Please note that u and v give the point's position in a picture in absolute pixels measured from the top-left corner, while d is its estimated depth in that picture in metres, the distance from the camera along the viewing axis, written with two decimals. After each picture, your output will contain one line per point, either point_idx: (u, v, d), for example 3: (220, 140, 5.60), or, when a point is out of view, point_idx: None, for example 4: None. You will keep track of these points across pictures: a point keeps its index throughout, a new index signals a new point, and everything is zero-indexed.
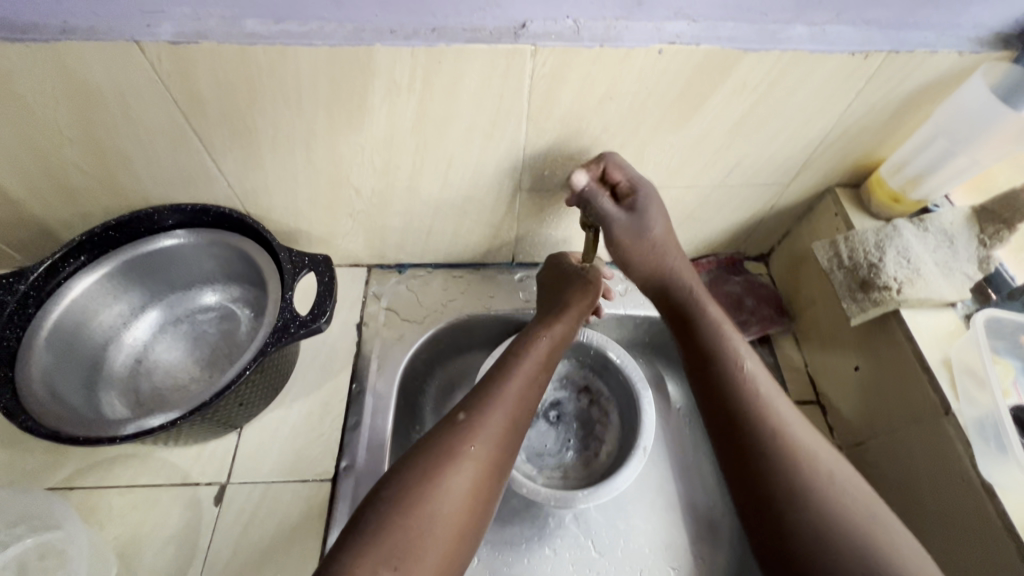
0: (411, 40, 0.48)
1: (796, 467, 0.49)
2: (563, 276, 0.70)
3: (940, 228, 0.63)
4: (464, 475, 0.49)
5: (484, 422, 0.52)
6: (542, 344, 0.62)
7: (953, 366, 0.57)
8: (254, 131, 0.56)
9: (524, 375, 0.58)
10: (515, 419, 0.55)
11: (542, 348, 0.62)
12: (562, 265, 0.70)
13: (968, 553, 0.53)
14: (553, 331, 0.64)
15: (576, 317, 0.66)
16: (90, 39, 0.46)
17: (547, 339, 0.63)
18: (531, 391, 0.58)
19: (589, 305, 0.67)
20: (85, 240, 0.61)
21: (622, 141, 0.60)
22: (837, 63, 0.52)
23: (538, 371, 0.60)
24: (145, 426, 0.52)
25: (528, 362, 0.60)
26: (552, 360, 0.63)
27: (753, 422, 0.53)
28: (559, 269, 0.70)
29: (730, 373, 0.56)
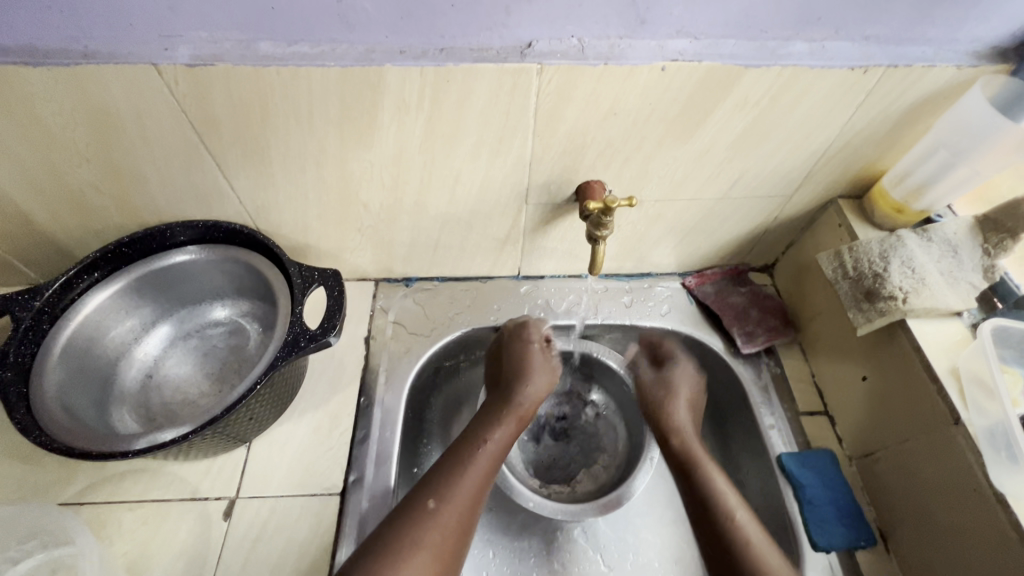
0: (420, 60, 0.50)
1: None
2: (531, 352, 0.70)
3: (944, 238, 0.63)
4: (423, 564, 0.51)
5: (451, 512, 0.54)
6: (508, 424, 0.64)
7: (962, 375, 0.57)
8: (266, 150, 0.57)
9: (484, 460, 0.60)
10: (473, 506, 0.56)
11: (506, 429, 0.63)
12: (531, 337, 0.72)
13: (984, 565, 0.52)
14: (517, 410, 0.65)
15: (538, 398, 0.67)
16: (110, 62, 0.48)
17: (511, 421, 0.64)
18: (490, 473, 0.60)
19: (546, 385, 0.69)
20: (98, 256, 0.63)
21: (627, 155, 0.61)
22: (837, 78, 0.53)
23: (500, 454, 0.62)
24: (156, 440, 0.53)
25: (494, 444, 0.61)
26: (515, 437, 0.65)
27: (747, 573, 0.52)
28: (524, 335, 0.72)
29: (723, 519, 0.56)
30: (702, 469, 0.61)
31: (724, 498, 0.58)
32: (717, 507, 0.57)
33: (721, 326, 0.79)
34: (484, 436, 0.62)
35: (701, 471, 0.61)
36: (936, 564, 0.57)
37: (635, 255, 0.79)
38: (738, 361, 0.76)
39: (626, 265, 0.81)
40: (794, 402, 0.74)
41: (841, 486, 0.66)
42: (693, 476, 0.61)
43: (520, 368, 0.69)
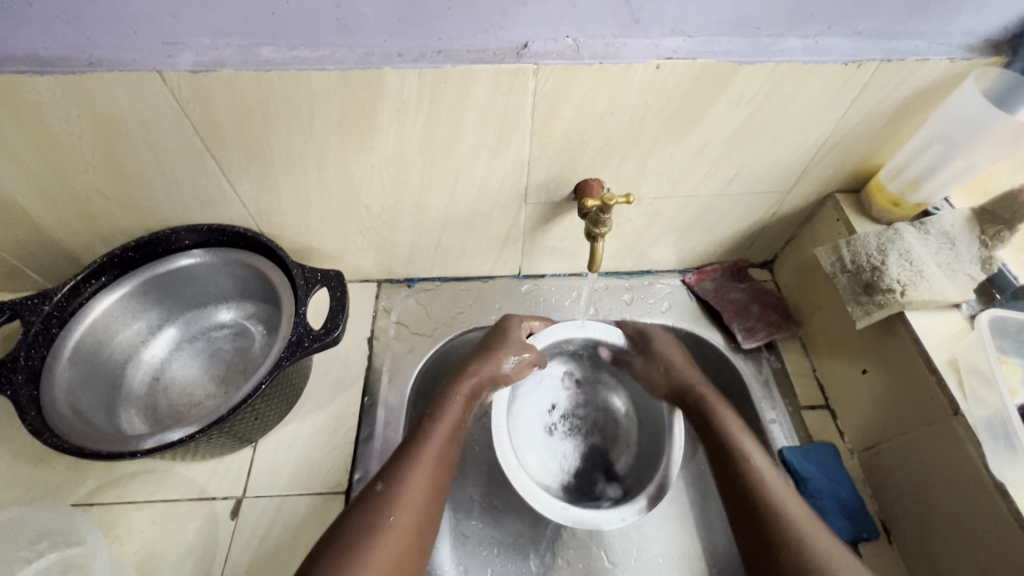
0: (418, 62, 0.50)
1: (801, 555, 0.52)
2: (505, 330, 0.71)
3: (941, 230, 0.63)
4: (388, 549, 0.51)
5: (403, 489, 0.55)
6: (456, 404, 0.64)
7: (960, 366, 0.57)
8: (268, 153, 0.58)
9: (436, 442, 0.60)
10: (431, 487, 0.57)
11: (455, 408, 0.64)
12: (508, 319, 0.73)
13: (985, 553, 0.53)
14: (462, 391, 0.65)
15: (515, 366, 0.68)
16: (114, 70, 0.49)
17: (461, 400, 0.64)
18: (445, 447, 0.60)
19: (530, 355, 0.69)
20: (106, 261, 0.64)
21: (624, 154, 0.62)
22: (830, 73, 0.54)
23: (451, 427, 0.62)
24: (165, 440, 0.54)
25: (444, 426, 0.61)
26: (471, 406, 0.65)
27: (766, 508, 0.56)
28: (507, 321, 0.73)
29: (747, 471, 0.59)
30: (721, 423, 0.64)
31: (745, 447, 0.61)
32: (737, 460, 0.61)
33: (721, 322, 0.79)
34: (434, 420, 0.62)
35: (721, 424, 0.64)
36: (940, 555, 0.57)
37: (635, 253, 0.80)
38: (739, 356, 0.77)
39: (626, 263, 0.82)
40: (796, 397, 0.74)
41: (843, 481, 0.66)
42: (714, 430, 0.64)
43: (490, 346, 0.69)
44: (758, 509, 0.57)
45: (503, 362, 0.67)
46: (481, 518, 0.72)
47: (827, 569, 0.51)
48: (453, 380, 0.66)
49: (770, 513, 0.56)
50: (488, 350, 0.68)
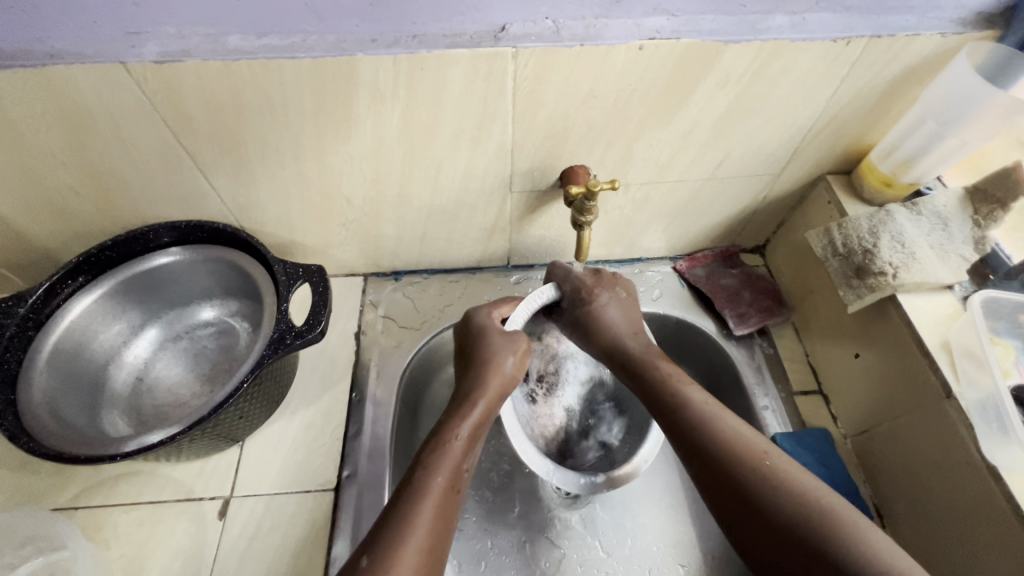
0: (392, 48, 0.49)
1: (774, 489, 0.47)
2: (487, 333, 0.63)
3: (933, 211, 0.62)
4: None
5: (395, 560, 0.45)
6: (460, 443, 0.54)
7: (953, 349, 0.57)
8: (243, 146, 0.57)
9: (435, 491, 0.50)
10: (433, 545, 0.47)
11: (461, 444, 0.54)
12: (477, 318, 0.65)
13: (978, 540, 0.52)
14: (466, 425, 0.56)
15: (519, 362, 0.60)
16: (77, 63, 0.47)
17: (466, 434, 0.55)
18: (444, 496, 0.50)
19: (523, 344, 0.61)
20: (82, 260, 0.62)
21: (608, 139, 0.60)
22: (819, 50, 0.52)
23: (454, 469, 0.52)
24: (146, 442, 0.53)
25: (444, 471, 0.52)
26: (478, 434, 0.57)
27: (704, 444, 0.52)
28: (479, 321, 0.64)
29: (687, 416, 0.54)
30: (652, 371, 0.59)
31: (682, 392, 0.56)
32: (676, 408, 0.55)
33: (713, 308, 0.78)
34: (432, 468, 0.52)
35: (656, 370, 0.59)
36: (933, 540, 0.57)
37: (624, 241, 0.78)
38: (731, 343, 0.76)
39: (616, 251, 0.81)
40: (788, 382, 0.74)
41: (836, 466, 0.66)
42: (648, 381, 0.58)
43: (482, 355, 0.61)
44: (714, 457, 0.51)
45: (504, 366, 0.59)
46: (473, 511, 0.72)
47: (779, 497, 0.47)
48: (452, 418, 0.56)
49: (727, 457, 0.50)
50: (482, 365, 0.60)
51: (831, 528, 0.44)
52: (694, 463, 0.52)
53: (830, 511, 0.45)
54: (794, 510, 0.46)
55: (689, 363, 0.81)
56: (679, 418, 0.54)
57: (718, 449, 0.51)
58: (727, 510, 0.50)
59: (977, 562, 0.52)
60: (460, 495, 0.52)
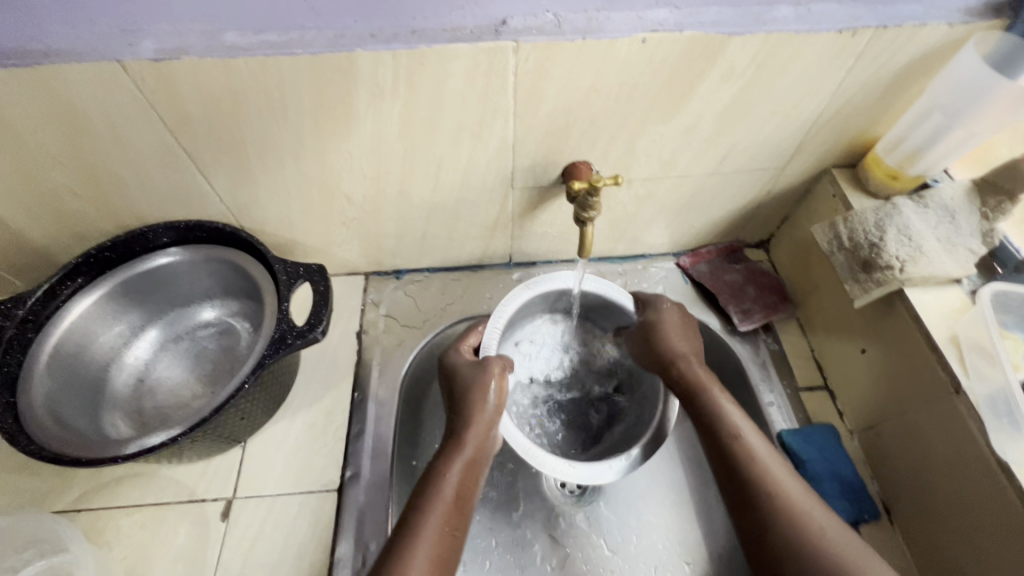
0: (392, 43, 0.48)
1: (804, 545, 0.49)
2: (460, 374, 0.61)
3: (940, 203, 0.61)
4: None
5: None
6: (449, 486, 0.54)
7: (962, 343, 0.56)
8: (242, 145, 0.56)
9: (432, 534, 0.50)
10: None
11: (453, 482, 0.54)
12: (449, 360, 0.64)
13: (989, 536, 0.51)
14: (455, 464, 0.55)
15: (501, 395, 0.59)
16: (72, 61, 0.46)
17: (458, 471, 0.55)
18: (448, 541, 0.51)
19: (498, 367, 0.60)
20: (81, 261, 0.62)
21: (611, 134, 0.60)
22: (825, 42, 0.51)
23: (450, 512, 0.52)
24: (147, 444, 0.52)
25: (435, 515, 0.51)
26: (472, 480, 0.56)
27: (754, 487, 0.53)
28: (449, 361, 0.63)
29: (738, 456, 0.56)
30: (707, 400, 0.60)
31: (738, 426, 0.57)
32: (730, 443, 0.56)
33: (718, 304, 0.77)
34: (424, 509, 0.52)
35: (710, 400, 0.60)
36: (940, 534, 0.57)
37: (627, 237, 0.78)
38: (735, 339, 0.75)
39: (619, 247, 0.80)
40: (793, 378, 0.73)
41: (843, 462, 0.65)
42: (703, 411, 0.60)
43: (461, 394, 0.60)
44: (761, 504, 0.52)
45: (486, 399, 0.58)
46: (478, 511, 0.71)
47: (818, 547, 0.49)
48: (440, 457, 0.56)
49: (774, 508, 0.52)
50: (463, 403, 0.59)
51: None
52: (737, 502, 0.54)
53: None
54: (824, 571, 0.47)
55: None
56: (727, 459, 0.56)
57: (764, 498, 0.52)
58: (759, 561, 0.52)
59: (988, 559, 0.52)
60: (458, 539, 0.52)
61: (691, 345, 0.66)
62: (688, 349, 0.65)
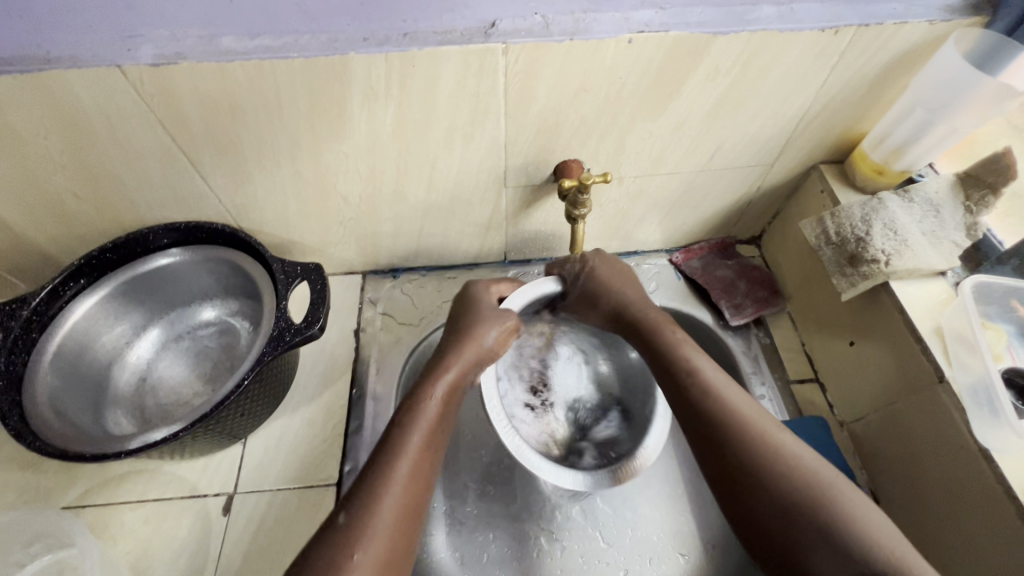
0: (384, 46, 0.49)
1: (765, 457, 0.48)
2: (477, 303, 0.63)
3: (925, 198, 0.62)
4: None
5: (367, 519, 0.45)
6: (432, 403, 0.54)
7: (945, 333, 0.57)
8: (239, 146, 0.57)
9: (412, 450, 0.50)
10: (410, 504, 0.47)
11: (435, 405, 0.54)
12: (473, 289, 0.66)
13: (971, 519, 0.53)
14: (441, 386, 0.55)
15: (502, 337, 0.60)
16: (73, 67, 0.47)
17: (442, 396, 0.55)
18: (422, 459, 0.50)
19: (512, 321, 0.61)
20: (83, 263, 0.63)
21: (601, 133, 0.61)
22: (808, 40, 0.52)
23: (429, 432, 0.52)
24: (149, 440, 0.54)
25: (418, 433, 0.51)
26: (454, 402, 0.56)
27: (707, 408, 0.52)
28: (475, 295, 0.65)
29: (692, 379, 0.54)
30: (661, 335, 0.59)
31: (689, 355, 0.56)
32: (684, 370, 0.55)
33: (710, 299, 0.79)
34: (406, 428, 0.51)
35: (665, 336, 0.59)
36: (926, 520, 0.58)
37: (620, 234, 0.79)
38: (727, 334, 0.76)
39: (612, 244, 0.81)
40: (784, 371, 0.74)
41: (832, 453, 0.66)
42: (656, 345, 0.59)
43: (465, 326, 0.61)
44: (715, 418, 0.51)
45: (487, 333, 0.59)
46: (475, 504, 0.72)
47: (781, 455, 0.48)
48: (428, 377, 0.56)
49: (732, 422, 0.50)
50: (465, 331, 0.60)
51: (823, 504, 0.44)
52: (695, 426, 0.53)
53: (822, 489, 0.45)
54: (781, 477, 0.46)
55: None
56: (682, 384, 0.55)
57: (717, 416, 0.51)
58: (719, 478, 0.50)
59: (971, 544, 0.53)
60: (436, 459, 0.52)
61: (639, 291, 0.66)
62: (630, 289, 0.65)
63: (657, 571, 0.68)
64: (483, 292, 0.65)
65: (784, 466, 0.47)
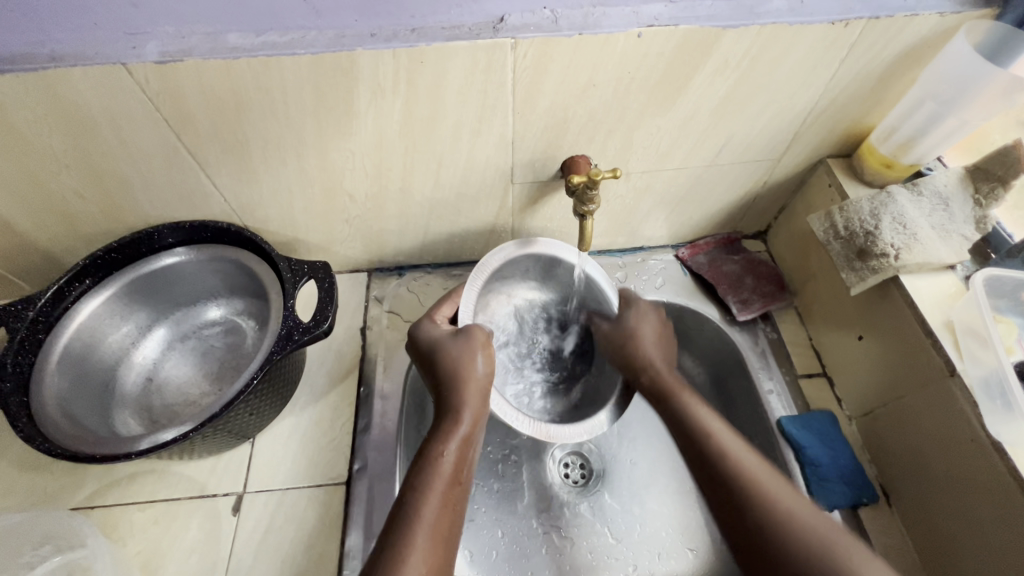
0: (392, 42, 0.49)
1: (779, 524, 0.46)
2: (442, 347, 0.59)
3: (934, 190, 0.62)
4: None
5: None
6: (445, 464, 0.52)
7: (956, 327, 0.57)
8: (245, 145, 0.57)
9: (430, 512, 0.49)
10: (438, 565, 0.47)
11: (450, 460, 0.53)
12: (421, 334, 0.61)
13: (984, 513, 0.53)
14: (452, 442, 0.54)
15: (488, 362, 0.59)
16: (78, 65, 0.47)
17: (455, 449, 0.53)
18: (448, 513, 0.50)
19: (481, 336, 0.60)
20: (88, 263, 0.62)
21: (609, 129, 0.61)
22: (818, 34, 0.52)
23: (455, 486, 0.52)
24: (159, 440, 0.53)
25: (436, 490, 0.50)
26: (467, 460, 0.54)
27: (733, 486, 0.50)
28: (423, 332, 0.61)
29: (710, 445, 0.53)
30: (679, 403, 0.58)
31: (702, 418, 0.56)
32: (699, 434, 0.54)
33: (716, 295, 0.78)
34: (422, 489, 0.50)
35: (679, 402, 0.58)
36: (939, 517, 0.58)
37: (626, 230, 0.79)
38: (734, 329, 0.76)
39: (618, 241, 0.81)
40: (792, 366, 0.74)
41: (842, 447, 0.66)
42: (671, 409, 0.58)
43: (444, 368, 0.58)
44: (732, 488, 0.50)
45: (474, 368, 0.58)
46: (484, 502, 0.72)
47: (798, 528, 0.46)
48: (436, 436, 0.55)
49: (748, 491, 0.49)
50: (453, 379, 0.57)
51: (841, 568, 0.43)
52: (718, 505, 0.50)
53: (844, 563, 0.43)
54: (806, 545, 0.44)
55: (693, 349, 0.82)
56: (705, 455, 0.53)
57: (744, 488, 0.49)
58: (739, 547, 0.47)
59: (983, 537, 0.53)
60: (462, 509, 0.51)
61: (659, 350, 0.64)
62: (656, 353, 0.63)
63: (666, 566, 0.69)
64: (427, 327, 0.62)
65: (806, 535, 0.45)
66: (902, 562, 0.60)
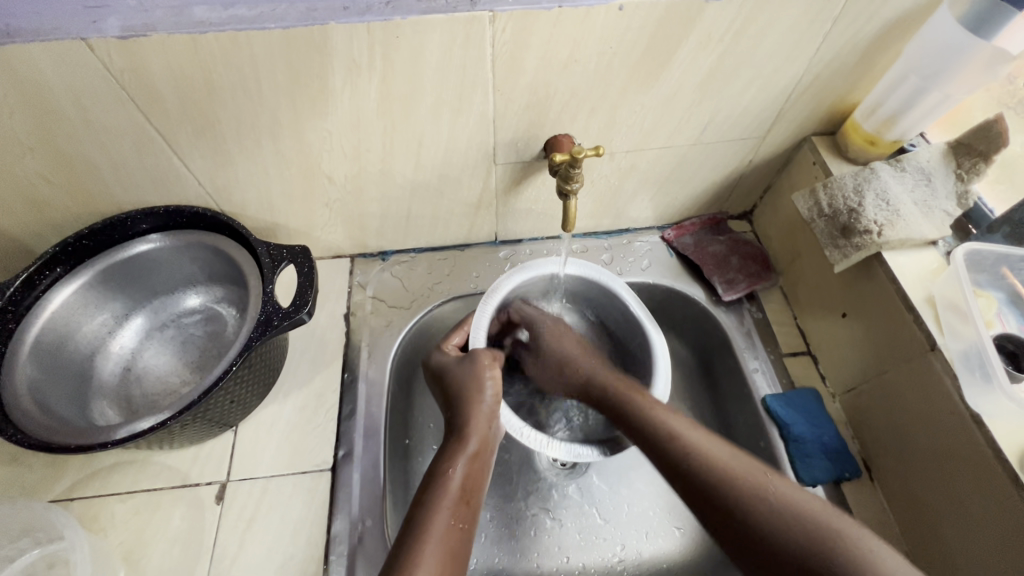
0: (365, 15, 0.47)
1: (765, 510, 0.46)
2: (449, 372, 0.60)
3: (917, 167, 0.62)
4: None
5: None
6: (454, 481, 0.51)
7: (937, 302, 0.57)
8: (217, 126, 0.55)
9: (438, 531, 0.47)
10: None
11: (458, 477, 0.52)
12: (434, 363, 0.62)
13: (961, 484, 0.54)
14: (459, 459, 0.53)
15: (496, 384, 0.58)
16: (36, 40, 0.45)
17: (462, 465, 0.53)
18: (457, 537, 0.48)
19: (487, 357, 0.59)
20: (58, 251, 0.61)
21: (592, 107, 0.60)
22: (801, 7, 0.51)
23: (464, 511, 0.50)
24: (137, 429, 0.52)
25: (443, 508, 0.49)
26: (475, 486, 0.53)
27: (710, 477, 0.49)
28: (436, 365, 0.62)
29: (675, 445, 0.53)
30: (643, 412, 0.57)
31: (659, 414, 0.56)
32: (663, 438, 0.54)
33: (703, 276, 0.78)
34: (431, 504, 0.49)
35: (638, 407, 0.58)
36: (917, 489, 0.59)
37: (612, 211, 0.78)
38: (720, 310, 0.76)
39: (603, 222, 0.81)
40: (777, 344, 0.74)
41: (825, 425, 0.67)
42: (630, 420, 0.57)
43: (453, 393, 0.58)
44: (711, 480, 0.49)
45: (482, 393, 0.57)
46: None
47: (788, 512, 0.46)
48: (444, 454, 0.54)
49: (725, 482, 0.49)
50: (461, 399, 0.57)
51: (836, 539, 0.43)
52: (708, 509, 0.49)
53: (846, 548, 0.42)
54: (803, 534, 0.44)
55: (679, 331, 0.82)
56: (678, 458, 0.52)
57: (725, 488, 0.48)
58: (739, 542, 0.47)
59: (960, 507, 0.54)
60: (473, 534, 0.49)
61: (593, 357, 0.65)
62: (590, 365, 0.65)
63: (653, 545, 0.69)
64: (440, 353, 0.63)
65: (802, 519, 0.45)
66: (884, 538, 0.62)
